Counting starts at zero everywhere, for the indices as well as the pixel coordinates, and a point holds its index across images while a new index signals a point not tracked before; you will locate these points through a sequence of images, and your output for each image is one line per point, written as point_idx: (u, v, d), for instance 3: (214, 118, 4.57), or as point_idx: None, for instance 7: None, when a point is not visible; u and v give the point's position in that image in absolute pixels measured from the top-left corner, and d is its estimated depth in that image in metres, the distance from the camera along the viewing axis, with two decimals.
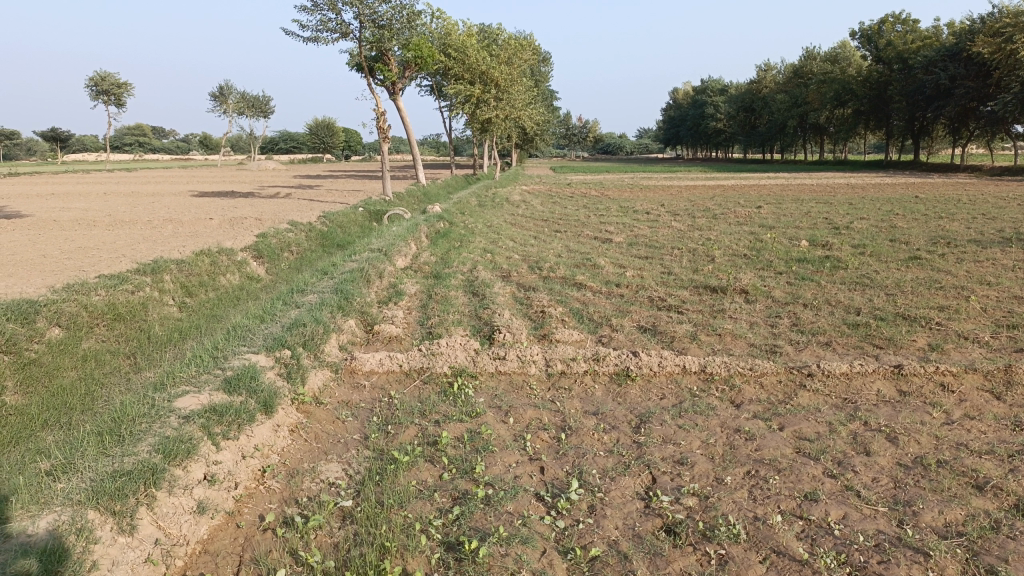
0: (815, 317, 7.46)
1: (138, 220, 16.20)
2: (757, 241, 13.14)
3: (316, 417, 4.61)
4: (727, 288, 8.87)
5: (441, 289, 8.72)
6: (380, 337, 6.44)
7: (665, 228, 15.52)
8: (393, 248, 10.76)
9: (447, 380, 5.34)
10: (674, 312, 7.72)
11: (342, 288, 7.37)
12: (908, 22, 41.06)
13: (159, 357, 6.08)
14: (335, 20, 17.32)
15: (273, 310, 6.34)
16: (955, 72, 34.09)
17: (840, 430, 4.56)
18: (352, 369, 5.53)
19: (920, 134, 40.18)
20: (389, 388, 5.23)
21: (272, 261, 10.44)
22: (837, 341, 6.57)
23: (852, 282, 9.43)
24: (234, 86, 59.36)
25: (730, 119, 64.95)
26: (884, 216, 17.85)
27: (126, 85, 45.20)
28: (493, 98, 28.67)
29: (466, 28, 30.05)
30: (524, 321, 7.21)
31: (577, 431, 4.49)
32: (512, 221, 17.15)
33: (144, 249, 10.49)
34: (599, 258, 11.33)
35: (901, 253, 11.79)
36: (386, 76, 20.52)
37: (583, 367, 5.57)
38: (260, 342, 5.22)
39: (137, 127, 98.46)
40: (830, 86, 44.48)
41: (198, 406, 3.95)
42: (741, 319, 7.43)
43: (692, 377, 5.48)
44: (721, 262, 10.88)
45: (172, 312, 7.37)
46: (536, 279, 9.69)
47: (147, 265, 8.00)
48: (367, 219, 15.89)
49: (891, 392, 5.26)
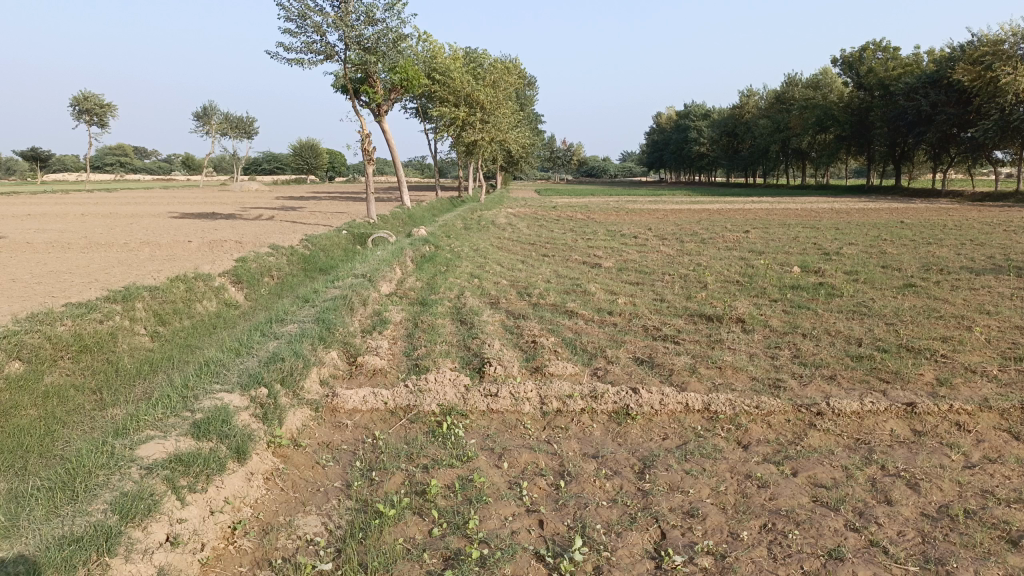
0: (816, 348, 7.21)
1: (114, 242, 15.78)
2: (749, 267, 12.93)
3: (294, 462, 4.24)
4: (722, 316, 8.61)
5: (428, 317, 8.40)
6: (364, 370, 6.09)
7: (655, 253, 15.29)
8: (378, 273, 10.43)
9: (435, 420, 4.99)
10: (670, 342, 7.43)
11: (324, 317, 7.02)
12: (888, 49, 41.54)
13: (128, 393, 5.70)
14: (319, 42, 17.10)
15: (250, 341, 5.97)
16: (936, 99, 34.38)
17: (857, 475, 4.27)
18: (333, 408, 5.17)
19: (902, 159, 40.47)
20: (373, 428, 4.88)
21: (252, 286, 10.08)
22: (841, 375, 6.31)
23: (850, 310, 9.21)
24: (217, 107, 58.98)
25: (713, 144, 65.31)
26: (873, 241, 17.73)
27: (109, 105, 44.66)
28: (479, 120, 28.52)
29: (452, 50, 29.98)
30: (516, 352, 6.89)
31: (577, 477, 4.17)
32: (498, 245, 16.89)
33: (119, 274, 10.10)
34: (590, 284, 11.06)
35: (895, 280, 11.60)
36: (371, 98, 20.30)
37: (579, 405, 5.24)
38: (235, 379, 4.86)
39: (119, 148, 97.78)
40: (812, 112, 44.83)
41: (162, 456, 3.59)
42: (740, 350, 7.15)
43: (696, 415, 5.17)
44: (714, 289, 10.64)
45: (143, 342, 6.99)
46: (526, 305, 9.40)
47: (119, 292, 7.62)
48: (351, 243, 15.56)
49: (906, 432, 4.99)
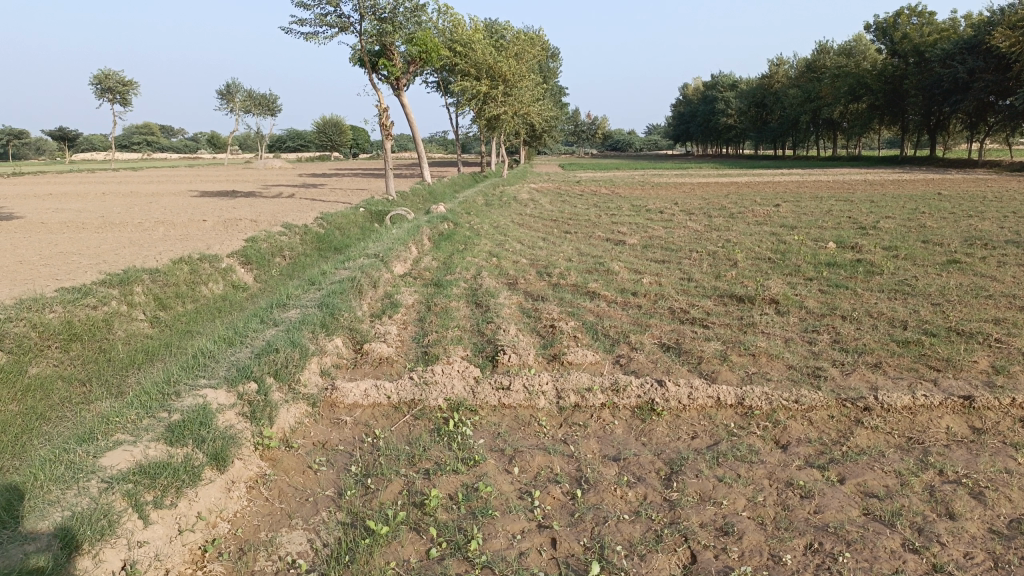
0: (857, 333, 6.68)
1: (129, 222, 15.53)
2: (780, 244, 12.30)
3: (283, 467, 3.86)
4: (755, 297, 8.08)
5: (441, 299, 7.98)
6: (369, 360, 5.69)
7: (682, 228, 14.74)
8: (392, 252, 10.05)
9: (441, 416, 4.57)
10: (698, 325, 6.95)
11: (329, 301, 6.61)
12: (924, 13, 39.96)
13: (122, 384, 5.35)
14: (333, 14, 16.65)
15: (246, 329, 5.57)
16: (974, 66, 33.00)
17: (913, 483, 3.79)
18: (332, 403, 4.76)
19: (937, 128, 39.08)
20: (373, 426, 4.48)
21: (262, 267, 9.72)
22: (887, 363, 5.82)
23: (891, 289, 8.61)
24: (240, 84, 58.75)
25: (741, 115, 63.89)
26: (910, 214, 16.98)
27: (127, 83, 44.41)
28: (501, 93, 27.93)
29: (472, 23, 29.27)
30: (533, 338, 6.44)
31: (596, 484, 3.72)
32: (519, 222, 16.40)
33: (126, 255, 9.79)
34: (613, 262, 10.58)
35: (938, 256, 10.92)
36: (390, 71, 19.82)
37: (599, 399, 4.78)
38: (225, 369, 4.47)
39: (147, 126, 98.41)
40: (844, 81, 43.54)
41: (127, 466, 3.22)
42: (775, 334, 6.64)
43: (729, 411, 4.69)
44: (744, 267, 10.12)
45: (141, 329, 6.64)
46: (545, 287, 8.92)
47: (117, 275, 7.30)
48: (368, 220, 15.18)
49: (964, 430, 4.48)
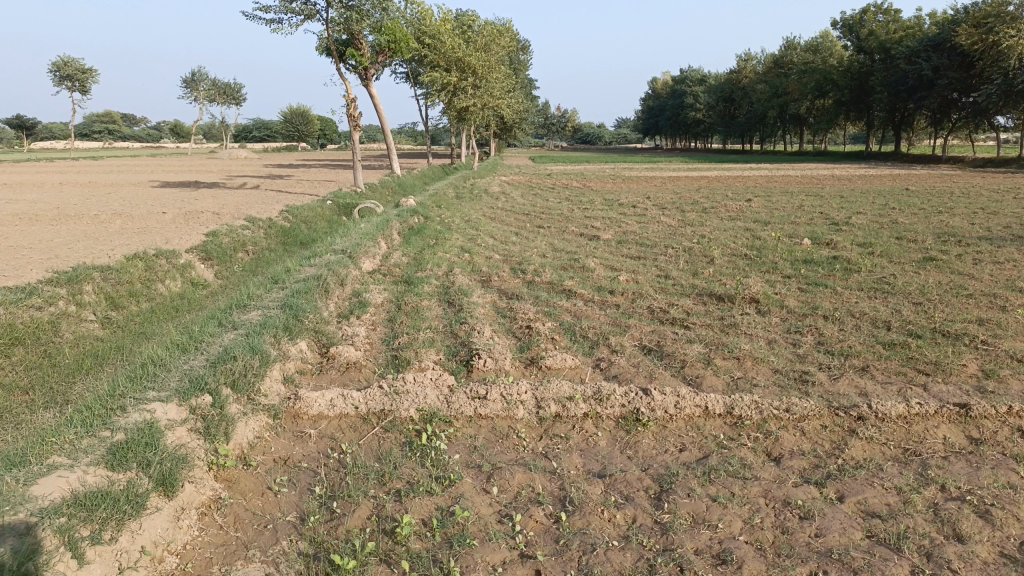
0: (841, 334, 6.50)
1: (84, 214, 14.92)
2: (756, 240, 12.15)
3: (240, 489, 3.53)
4: (734, 295, 7.88)
5: (412, 297, 7.66)
6: (336, 365, 5.37)
7: (655, 223, 14.54)
8: (360, 248, 9.69)
9: (413, 429, 4.26)
10: (679, 326, 6.72)
11: (293, 300, 6.26)
12: (890, 10, 40.30)
13: (67, 391, 4.96)
14: (299, 1, 16.11)
15: (202, 333, 5.19)
16: (939, 63, 33.29)
17: (915, 500, 3.58)
18: (295, 414, 4.42)
19: (901, 125, 39.51)
20: (340, 439, 4.16)
21: (223, 263, 9.30)
22: (875, 367, 5.64)
23: (871, 288, 8.46)
24: (205, 73, 57.47)
25: (709, 109, 64.16)
26: (881, 210, 17.00)
27: (86, 70, 43.15)
28: (471, 85, 27.52)
29: (442, 13, 28.81)
30: (508, 341, 6.15)
31: (581, 505, 3.45)
32: (491, 216, 16.09)
33: (80, 250, 9.31)
34: (587, 259, 10.34)
35: (913, 253, 10.85)
36: (358, 61, 19.32)
37: (581, 409, 4.51)
38: (177, 379, 4.11)
39: (107, 114, 96.11)
40: (811, 76, 43.84)
41: (61, 496, 2.88)
42: (757, 336, 6.44)
43: (718, 420, 4.45)
44: (721, 264, 9.94)
45: (91, 330, 6.23)
46: (520, 284, 8.63)
47: (66, 273, 6.85)
48: (336, 214, 14.77)
49: (961, 440, 4.29)
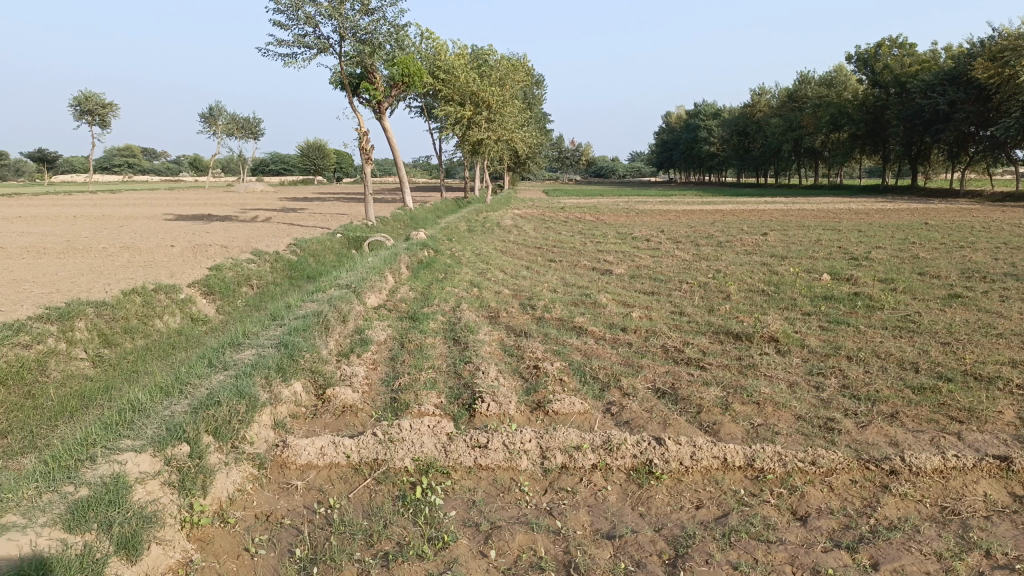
0: (867, 377, 6.15)
1: (93, 247, 14.84)
2: (773, 275, 11.81)
3: (215, 550, 3.23)
4: (752, 334, 7.56)
5: (416, 334, 7.39)
6: (331, 409, 5.08)
7: (670, 257, 14.27)
8: (366, 282, 9.46)
9: (408, 481, 3.95)
10: (695, 367, 6.40)
11: (289, 339, 5.99)
12: (904, 45, 40.16)
13: (46, 433, 4.71)
14: (312, 35, 16.14)
15: (189, 374, 4.92)
16: (954, 97, 32.99)
17: (959, 569, 3.22)
18: (282, 464, 4.12)
19: (918, 158, 39.17)
20: (329, 492, 3.86)
21: (226, 297, 9.08)
22: (905, 413, 5.28)
23: (895, 326, 8.11)
24: (223, 108, 58.24)
25: (723, 143, 64.08)
26: (901, 244, 16.61)
27: (107, 105, 43.85)
28: (485, 119, 27.52)
29: (456, 47, 28.95)
30: (514, 382, 5.84)
31: (587, 573, 3.12)
32: (502, 249, 15.87)
33: (81, 284, 9.16)
34: (600, 294, 10.05)
35: (938, 290, 10.48)
36: (371, 95, 19.32)
37: (589, 460, 4.18)
38: (154, 426, 3.85)
39: (127, 148, 97.59)
40: (826, 110, 43.66)
41: (5, 563, 2.60)
42: (777, 377, 6.10)
43: (738, 474, 4.11)
44: (738, 300, 9.62)
45: (81, 369, 5.99)
46: (529, 321, 8.36)
47: (58, 308, 6.64)
48: (345, 247, 14.60)
49: (1004, 498, 3.93)
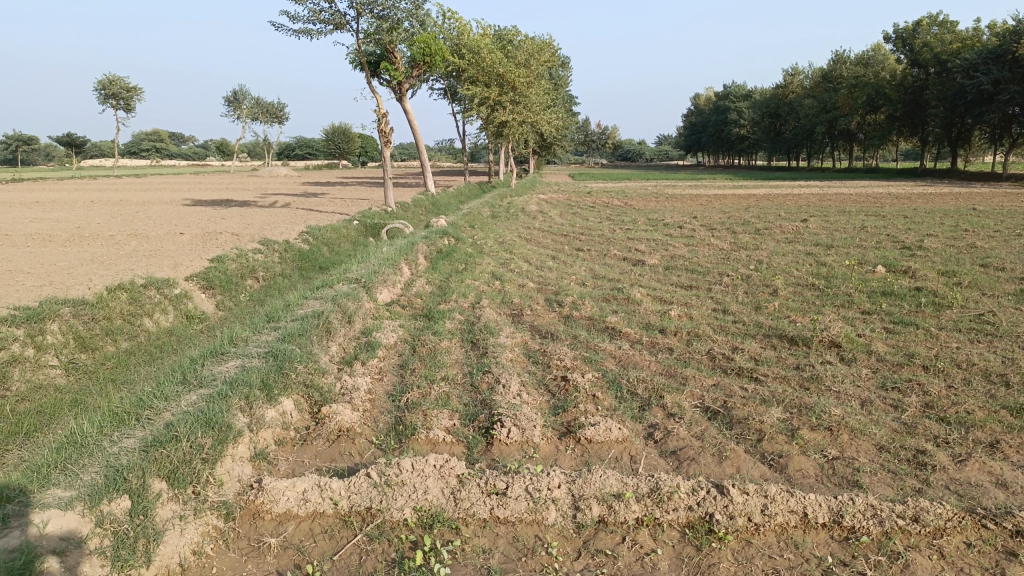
0: (953, 394, 5.23)
1: (102, 234, 14.26)
2: (821, 267, 10.84)
3: None
4: (810, 338, 6.65)
5: (431, 336, 6.61)
6: (324, 434, 4.32)
7: (706, 246, 13.39)
8: (378, 275, 8.69)
9: (408, 539, 3.18)
10: (749, 380, 5.53)
11: (281, 346, 5.23)
12: (945, 23, 38.28)
13: None
14: (328, 10, 15.33)
15: (156, 395, 4.19)
16: (999, 77, 31.21)
17: None
18: (255, 512, 3.38)
19: (959, 140, 37.41)
20: (310, 551, 3.09)
21: (227, 291, 8.39)
22: (1012, 443, 4.38)
23: (970, 328, 7.16)
24: (248, 91, 57.81)
25: (753, 125, 62.33)
26: (952, 232, 15.47)
27: (134, 90, 43.93)
28: (510, 101, 26.56)
29: (480, 27, 27.97)
30: (540, 399, 5.01)
31: None
32: (527, 236, 15.10)
33: (74, 276, 8.53)
34: (632, 288, 9.19)
35: (1006, 284, 9.47)
36: (392, 76, 18.50)
37: (633, 513, 3.37)
38: (92, 470, 3.12)
39: (156, 133, 98.01)
40: (862, 91, 41.98)
41: None
42: (846, 394, 5.22)
43: (822, 535, 3.28)
44: (787, 296, 8.71)
45: (51, 380, 5.30)
46: (556, 320, 7.53)
47: (31, 308, 5.96)
48: (362, 234, 13.86)
49: None
